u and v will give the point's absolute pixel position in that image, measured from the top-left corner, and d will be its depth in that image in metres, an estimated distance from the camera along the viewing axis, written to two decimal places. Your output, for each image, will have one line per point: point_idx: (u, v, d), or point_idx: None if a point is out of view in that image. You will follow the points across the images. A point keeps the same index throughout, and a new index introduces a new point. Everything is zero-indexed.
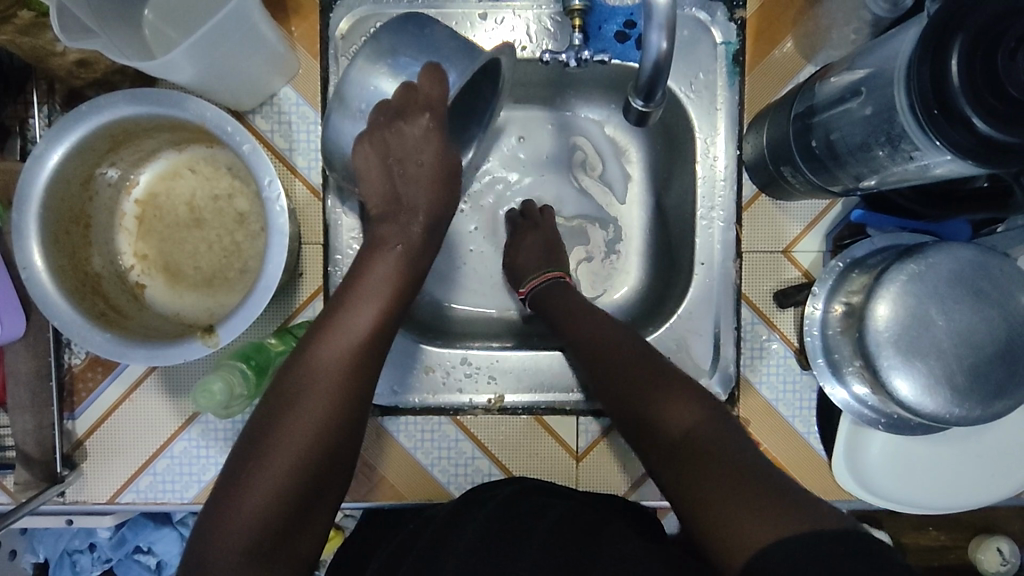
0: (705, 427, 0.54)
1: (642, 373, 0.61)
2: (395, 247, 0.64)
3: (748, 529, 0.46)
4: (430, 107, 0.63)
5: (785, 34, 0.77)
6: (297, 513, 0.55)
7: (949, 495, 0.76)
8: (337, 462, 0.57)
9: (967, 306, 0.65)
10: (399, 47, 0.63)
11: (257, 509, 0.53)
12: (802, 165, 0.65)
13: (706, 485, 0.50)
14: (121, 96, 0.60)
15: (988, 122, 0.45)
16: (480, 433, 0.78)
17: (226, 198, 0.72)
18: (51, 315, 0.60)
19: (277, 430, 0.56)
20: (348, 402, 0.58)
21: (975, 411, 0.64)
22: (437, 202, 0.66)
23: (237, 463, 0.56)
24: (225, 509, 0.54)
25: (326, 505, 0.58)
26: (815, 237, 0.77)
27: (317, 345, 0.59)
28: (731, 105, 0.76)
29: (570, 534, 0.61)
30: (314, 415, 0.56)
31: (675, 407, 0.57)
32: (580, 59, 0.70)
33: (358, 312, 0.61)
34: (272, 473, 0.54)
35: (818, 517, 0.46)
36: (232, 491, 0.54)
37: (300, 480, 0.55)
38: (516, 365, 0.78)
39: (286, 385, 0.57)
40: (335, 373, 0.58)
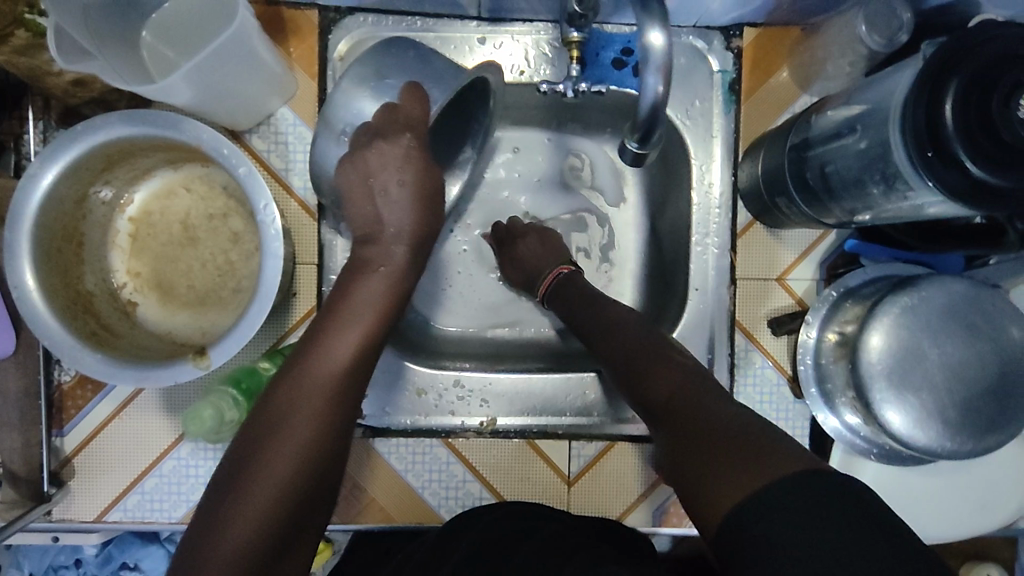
0: (686, 390, 0.55)
1: (629, 349, 0.61)
2: (378, 270, 0.64)
3: (726, 489, 0.46)
4: (411, 127, 0.62)
5: (781, 64, 0.77)
6: (278, 545, 0.53)
7: (942, 524, 0.76)
8: (322, 490, 0.56)
9: (959, 339, 0.65)
10: (389, 69, 0.63)
11: (240, 541, 0.52)
12: (796, 196, 0.65)
13: (690, 452, 0.50)
14: (117, 117, 0.60)
15: (982, 166, 0.45)
16: (472, 457, 0.78)
17: (221, 217, 0.72)
18: (41, 334, 0.60)
19: (261, 458, 0.54)
20: (333, 427, 0.57)
21: (966, 445, 0.64)
22: (420, 224, 0.65)
23: (218, 494, 0.54)
24: (205, 543, 0.52)
25: (309, 536, 0.56)
26: (810, 265, 0.78)
27: (301, 370, 0.58)
28: (726, 133, 0.76)
29: (543, 557, 0.61)
30: (295, 439, 0.55)
31: (660, 374, 0.57)
32: (578, 91, 0.68)
33: (343, 334, 0.60)
34: (255, 504, 0.53)
35: (788, 464, 0.45)
36: (213, 525, 0.52)
37: (280, 510, 0.53)
38: (509, 388, 0.79)
39: (269, 412, 0.57)
40: (320, 398, 0.57)
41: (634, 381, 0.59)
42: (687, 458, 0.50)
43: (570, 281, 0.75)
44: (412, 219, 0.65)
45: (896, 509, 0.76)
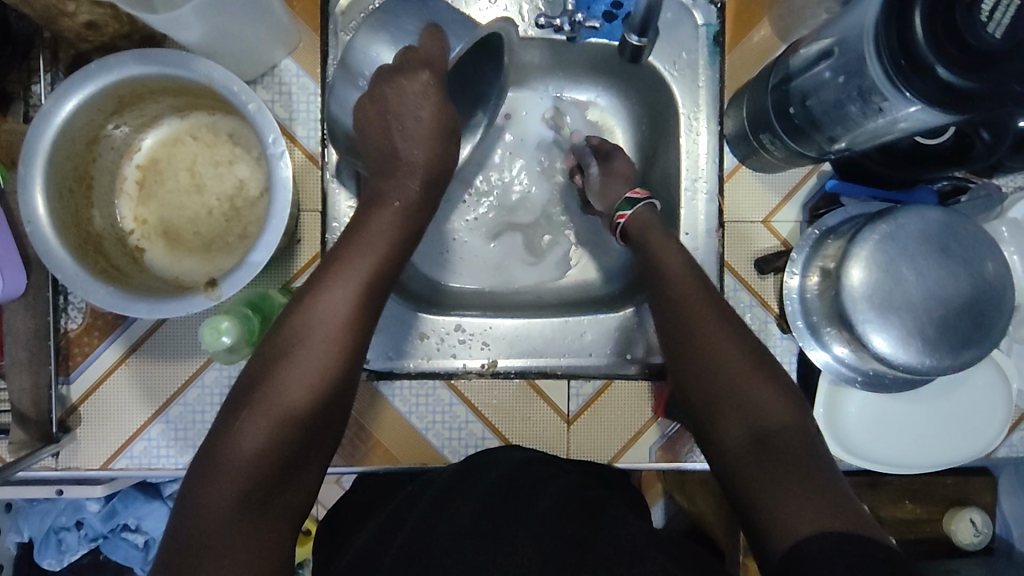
0: (790, 424, 0.58)
1: (738, 368, 0.61)
2: (392, 205, 0.66)
3: (798, 518, 0.52)
4: (429, 65, 0.65)
5: (761, 18, 0.81)
6: (288, 464, 0.56)
7: (925, 453, 0.80)
8: (329, 414, 0.59)
9: (934, 263, 0.69)
10: (400, 17, 0.66)
11: (251, 455, 0.55)
12: (780, 132, 0.69)
13: (767, 478, 0.55)
14: (129, 56, 0.62)
15: (950, 69, 0.49)
16: (474, 398, 0.80)
17: (227, 164, 0.73)
18: (54, 267, 0.61)
19: (272, 379, 0.58)
20: (341, 355, 0.60)
21: (945, 360, 0.68)
22: (434, 160, 0.67)
23: (231, 412, 0.57)
24: (217, 456, 0.55)
25: (317, 456, 0.59)
26: (793, 208, 0.82)
27: (312, 300, 0.60)
28: (712, 83, 0.80)
29: (574, 513, 0.65)
30: (308, 366, 0.58)
31: (769, 401, 0.60)
32: (574, 23, 0.78)
33: (351, 269, 0.62)
34: (266, 420, 0.56)
35: (842, 497, 0.53)
36: (226, 440, 0.55)
37: (292, 430, 0.56)
38: (509, 331, 0.80)
39: (281, 337, 0.59)
40: (329, 326, 0.60)
41: (742, 406, 0.59)
42: (763, 482, 0.55)
43: (689, 291, 0.66)
44: (421, 155, 0.67)
45: (881, 439, 0.80)
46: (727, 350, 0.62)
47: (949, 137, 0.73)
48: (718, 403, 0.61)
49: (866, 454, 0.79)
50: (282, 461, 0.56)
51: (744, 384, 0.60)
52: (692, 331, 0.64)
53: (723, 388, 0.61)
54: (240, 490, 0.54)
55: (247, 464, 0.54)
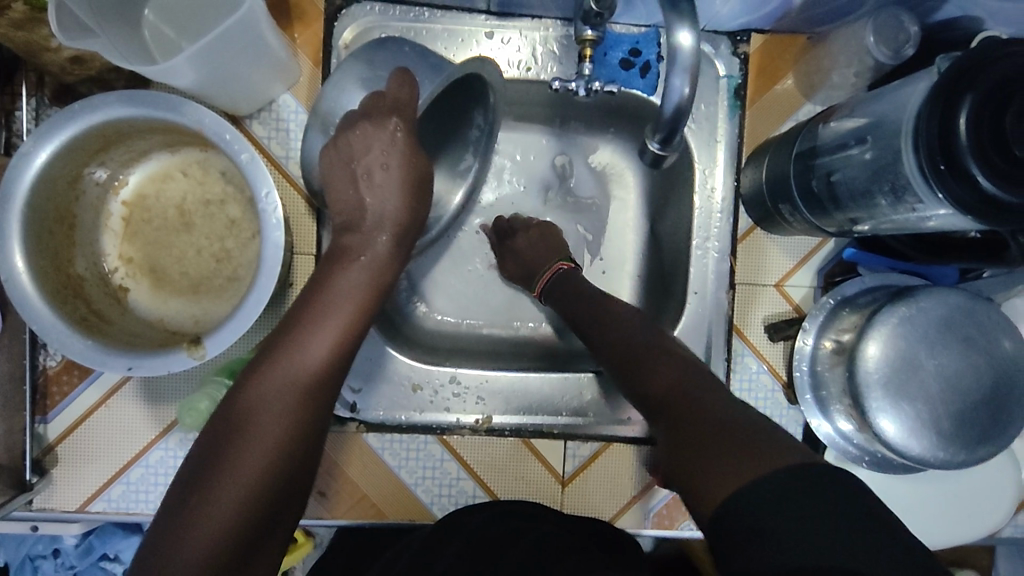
0: (686, 386, 0.54)
1: (635, 351, 0.60)
2: (358, 260, 0.61)
3: (723, 473, 0.46)
4: (398, 110, 0.61)
5: (787, 71, 0.77)
6: (251, 547, 0.49)
7: (930, 531, 0.77)
8: (296, 482, 0.53)
9: (956, 351, 0.66)
10: (380, 61, 0.63)
11: (203, 549, 0.47)
12: (800, 203, 0.66)
13: (686, 444, 0.50)
14: (116, 98, 0.58)
15: (993, 180, 0.45)
16: (467, 455, 0.78)
17: (218, 204, 0.70)
18: (29, 318, 0.58)
19: (236, 447, 0.51)
20: (310, 413, 0.54)
21: (958, 455, 0.65)
22: (405, 211, 0.62)
23: (185, 486, 0.50)
24: (169, 539, 0.47)
25: (281, 531, 0.53)
26: (807, 273, 0.78)
27: (278, 359, 0.54)
28: (730, 138, 0.76)
29: (538, 562, 0.62)
30: (270, 436, 0.52)
31: (660, 373, 0.56)
32: (591, 90, 0.66)
33: (323, 320, 0.57)
34: (225, 503, 0.48)
35: (769, 442, 0.46)
36: (178, 520, 0.48)
37: (256, 511, 0.50)
38: (505, 386, 0.78)
39: (241, 404, 0.52)
40: (298, 385, 0.54)
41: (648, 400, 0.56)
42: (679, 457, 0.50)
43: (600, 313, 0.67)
44: (393, 207, 0.62)
45: None
46: (632, 350, 0.60)
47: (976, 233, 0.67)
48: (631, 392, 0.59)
49: None
50: (243, 541, 0.49)
51: (642, 363, 0.58)
52: (607, 348, 0.63)
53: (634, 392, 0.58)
54: None
55: (203, 548, 0.47)
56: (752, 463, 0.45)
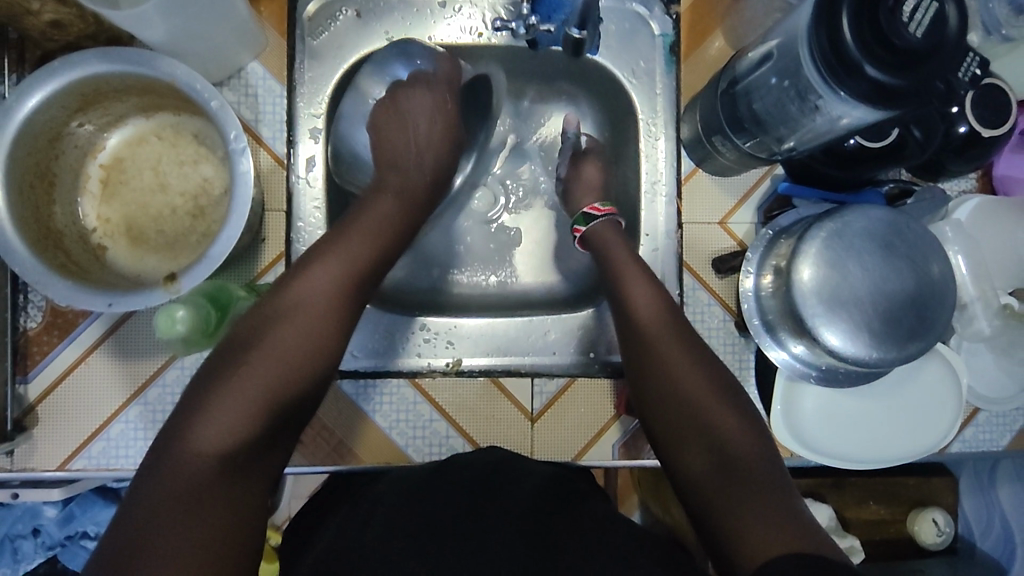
0: (754, 457, 0.67)
1: (702, 395, 0.71)
2: (385, 198, 0.76)
3: (763, 539, 0.58)
4: (449, 85, 0.80)
5: (714, 29, 0.85)
6: (269, 432, 0.61)
7: (885, 445, 0.82)
8: (291, 411, 0.63)
9: (878, 257, 0.72)
10: (414, 50, 0.80)
11: (231, 423, 0.58)
12: (730, 133, 0.72)
13: (743, 514, 0.61)
14: (94, 55, 0.63)
15: (878, 68, 0.52)
16: (439, 397, 0.81)
17: (191, 163, 0.74)
18: (11, 261, 0.61)
19: (264, 343, 0.63)
20: (309, 346, 0.65)
21: (890, 352, 0.71)
22: (438, 168, 0.80)
23: (215, 372, 0.61)
24: (196, 421, 0.58)
25: (292, 426, 0.64)
26: (748, 211, 0.85)
27: (306, 277, 0.67)
28: (669, 90, 0.84)
29: (547, 505, 0.68)
30: (296, 335, 0.64)
31: (733, 432, 0.68)
32: (528, 27, 0.73)
33: (319, 265, 0.68)
34: (249, 390, 0.60)
35: (811, 534, 0.59)
36: (207, 405, 0.59)
37: (274, 401, 0.61)
38: (474, 331, 0.82)
39: (273, 307, 0.65)
40: (299, 317, 0.65)
41: (705, 432, 0.68)
42: (726, 503, 0.62)
43: (653, 322, 0.75)
44: (429, 161, 0.80)
45: (841, 433, 0.82)
46: (685, 372, 0.72)
47: (891, 139, 0.74)
48: (683, 405, 0.70)
49: (825, 451, 0.81)
50: (239, 455, 0.58)
51: (703, 406, 0.70)
52: (654, 349, 0.73)
53: (689, 411, 0.70)
54: (221, 454, 0.57)
55: (230, 426, 0.58)
56: (787, 541, 0.57)
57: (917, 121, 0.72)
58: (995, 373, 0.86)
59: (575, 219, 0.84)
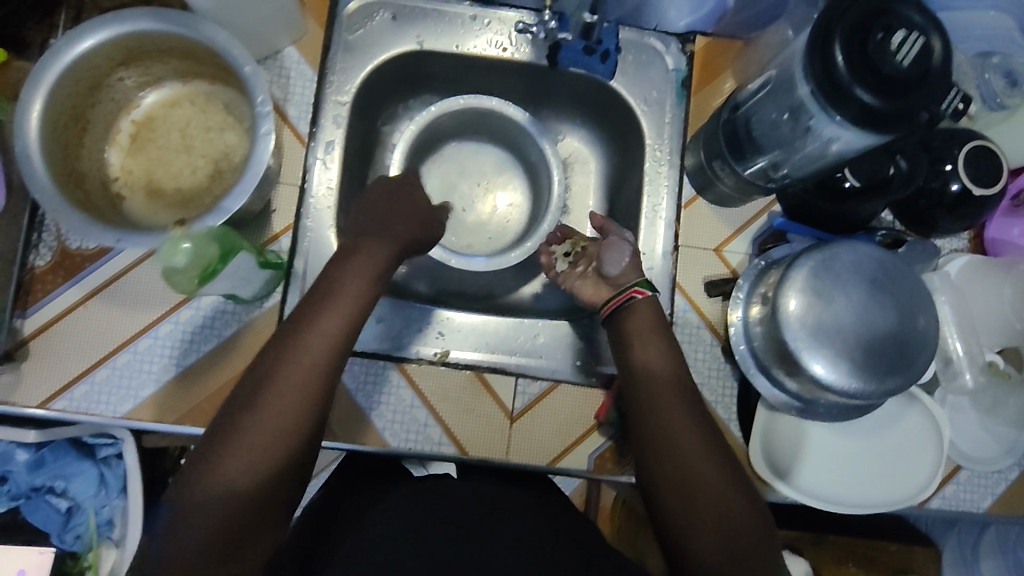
0: (754, 555, 0.61)
1: (714, 482, 0.63)
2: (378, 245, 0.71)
3: None
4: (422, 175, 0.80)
5: (726, 70, 0.90)
6: (263, 494, 0.57)
7: (864, 489, 0.81)
8: (279, 470, 0.58)
9: (864, 292, 0.74)
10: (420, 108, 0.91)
11: (224, 496, 0.55)
12: (729, 158, 0.76)
13: None
14: (145, 13, 0.68)
15: (865, 91, 0.56)
16: (423, 383, 0.80)
17: (217, 130, 0.78)
18: (34, 188, 0.64)
19: (259, 401, 0.59)
20: (304, 407, 0.60)
21: (870, 384, 0.72)
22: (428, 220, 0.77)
23: (221, 429, 0.58)
24: (189, 495, 0.56)
25: (288, 485, 0.59)
26: (743, 241, 0.87)
27: (301, 327, 0.63)
28: (678, 120, 0.88)
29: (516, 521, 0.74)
30: (291, 387, 0.60)
31: (739, 523, 0.61)
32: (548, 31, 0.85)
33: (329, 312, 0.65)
34: (246, 450, 0.57)
35: None
36: (202, 471, 0.56)
37: (271, 463, 0.58)
38: (466, 326, 0.83)
39: (272, 354, 0.62)
40: (289, 366, 0.60)
41: (710, 525, 0.61)
42: None
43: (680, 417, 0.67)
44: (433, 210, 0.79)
45: (829, 475, 0.81)
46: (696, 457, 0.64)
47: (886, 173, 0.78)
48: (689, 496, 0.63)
49: (805, 490, 0.80)
50: (232, 528, 0.55)
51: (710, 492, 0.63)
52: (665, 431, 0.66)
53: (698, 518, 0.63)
54: (212, 527, 0.54)
55: (224, 499, 0.55)
56: None
57: (903, 155, 0.78)
58: (980, 433, 0.86)
59: (638, 281, 0.76)
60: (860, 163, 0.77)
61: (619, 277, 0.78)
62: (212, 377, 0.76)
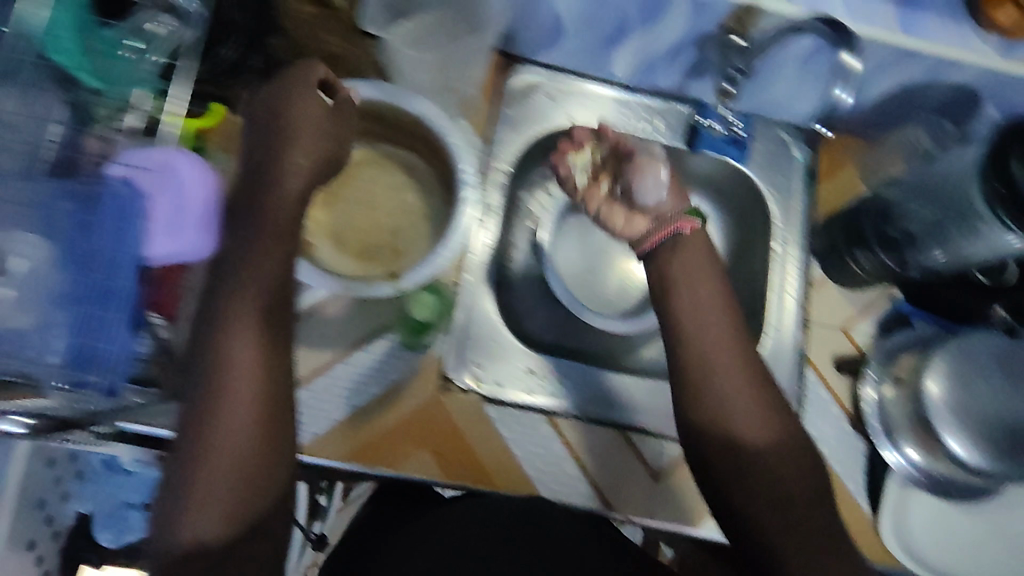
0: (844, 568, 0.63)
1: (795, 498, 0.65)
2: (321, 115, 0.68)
3: None
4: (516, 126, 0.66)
5: (848, 163, 0.98)
6: (235, 475, 0.59)
7: (984, 562, 0.87)
8: (262, 457, 0.60)
9: (996, 380, 0.84)
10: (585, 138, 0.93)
11: (218, 475, 0.58)
12: (874, 247, 0.88)
13: None
14: (367, 85, 0.75)
15: None
16: (571, 438, 0.84)
17: (399, 190, 0.86)
18: None
19: (224, 389, 0.60)
20: (255, 380, 0.61)
21: (1006, 463, 0.80)
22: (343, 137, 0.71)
23: (194, 402, 0.60)
24: (198, 485, 0.58)
25: (276, 469, 0.62)
26: (868, 323, 0.93)
27: (233, 274, 0.64)
28: (803, 205, 0.96)
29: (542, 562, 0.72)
30: (247, 373, 0.61)
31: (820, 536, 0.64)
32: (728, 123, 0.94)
33: (262, 264, 0.64)
34: (231, 431, 0.59)
35: None
36: (201, 455, 0.58)
37: (251, 446, 0.60)
38: (607, 386, 0.88)
39: (218, 315, 0.62)
40: (233, 341, 0.61)
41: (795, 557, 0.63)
42: None
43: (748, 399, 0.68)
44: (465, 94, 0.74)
45: (951, 548, 0.86)
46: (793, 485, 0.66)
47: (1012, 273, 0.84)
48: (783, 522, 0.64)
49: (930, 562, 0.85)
50: (246, 521, 0.59)
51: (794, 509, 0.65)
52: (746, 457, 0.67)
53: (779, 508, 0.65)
54: (224, 520, 0.58)
55: (227, 484, 0.58)
56: None
57: None
58: None
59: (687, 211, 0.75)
60: (989, 266, 0.84)
61: (659, 206, 0.75)
62: (379, 418, 0.82)
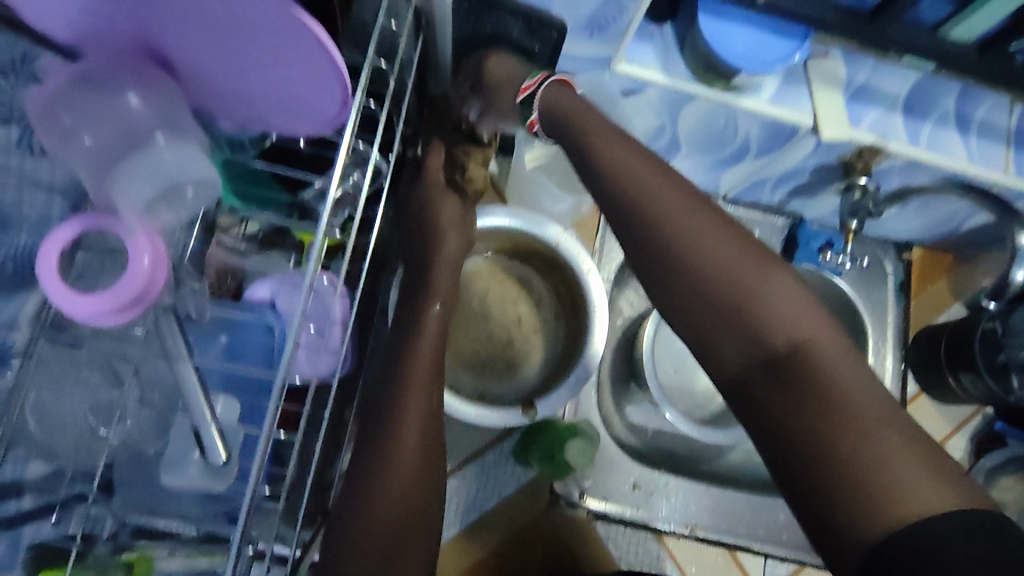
0: None
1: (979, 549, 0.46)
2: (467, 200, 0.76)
3: None
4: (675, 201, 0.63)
5: (939, 277, 1.01)
6: (392, 536, 0.60)
7: None
8: (413, 518, 0.62)
9: None
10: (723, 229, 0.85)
11: (375, 532, 0.59)
12: (983, 374, 0.86)
13: None
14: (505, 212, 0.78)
15: None
16: (682, 558, 0.87)
17: (512, 302, 0.86)
18: None
19: (390, 448, 0.62)
20: (420, 445, 0.63)
21: None
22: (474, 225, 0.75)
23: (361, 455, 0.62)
24: (354, 527, 0.59)
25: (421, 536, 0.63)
26: (962, 438, 0.96)
27: (411, 342, 0.67)
28: (898, 319, 0.97)
29: None
30: (415, 431, 0.63)
31: None
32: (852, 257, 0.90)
33: (426, 335, 0.68)
34: (390, 490, 0.61)
35: None
36: (361, 506, 0.59)
37: (404, 509, 0.61)
38: (713, 504, 0.88)
39: (388, 384, 0.65)
40: (409, 411, 0.63)
41: None
42: None
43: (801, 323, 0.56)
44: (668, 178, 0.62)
45: None
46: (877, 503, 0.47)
47: None
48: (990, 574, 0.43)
49: None
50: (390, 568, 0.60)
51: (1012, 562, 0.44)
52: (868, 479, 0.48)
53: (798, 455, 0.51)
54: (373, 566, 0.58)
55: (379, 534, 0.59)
56: None
57: None
58: None
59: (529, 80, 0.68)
60: None
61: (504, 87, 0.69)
62: (495, 534, 0.83)
